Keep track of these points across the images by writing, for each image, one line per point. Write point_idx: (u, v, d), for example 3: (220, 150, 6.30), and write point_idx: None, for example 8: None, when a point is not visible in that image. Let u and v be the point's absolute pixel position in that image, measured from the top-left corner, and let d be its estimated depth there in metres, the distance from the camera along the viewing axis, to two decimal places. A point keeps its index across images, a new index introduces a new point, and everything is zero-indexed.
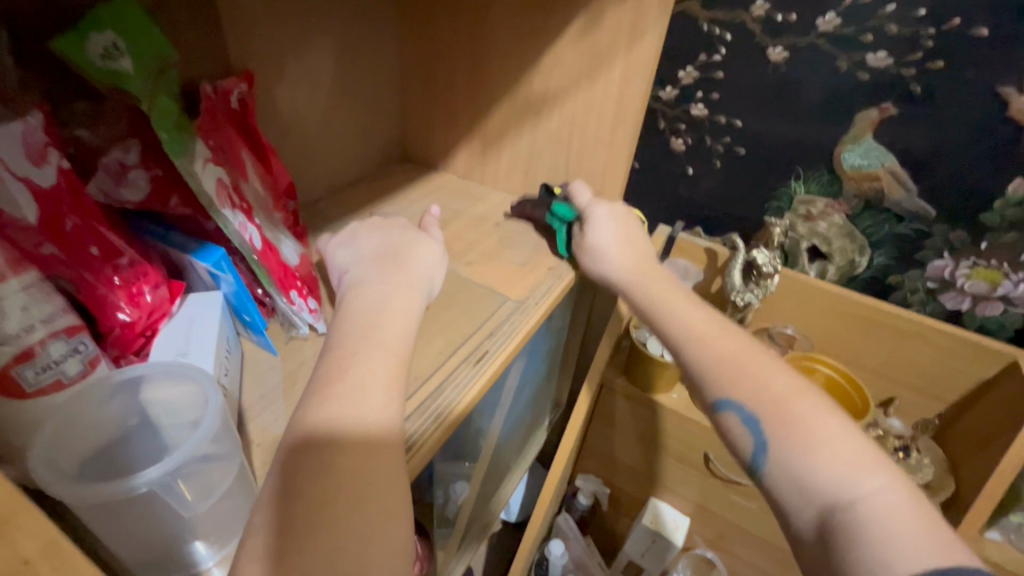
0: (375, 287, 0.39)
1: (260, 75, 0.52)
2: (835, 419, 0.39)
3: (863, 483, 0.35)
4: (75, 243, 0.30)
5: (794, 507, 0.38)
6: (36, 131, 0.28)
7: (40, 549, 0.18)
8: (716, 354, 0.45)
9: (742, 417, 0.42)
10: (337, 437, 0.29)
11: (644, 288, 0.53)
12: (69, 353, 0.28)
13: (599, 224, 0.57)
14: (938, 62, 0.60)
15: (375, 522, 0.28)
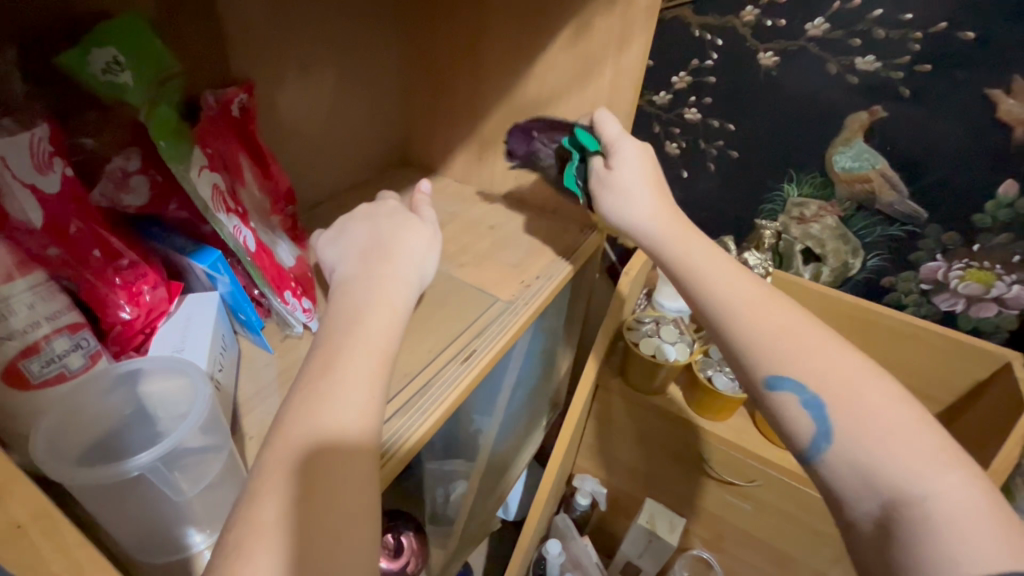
0: (362, 284, 0.40)
1: (262, 84, 0.54)
2: (909, 407, 0.37)
3: (935, 480, 0.33)
4: (78, 245, 0.32)
5: (855, 497, 0.36)
6: (42, 141, 0.30)
7: (33, 514, 0.20)
8: (769, 328, 0.42)
9: (805, 398, 0.39)
10: (317, 435, 0.31)
11: (679, 249, 0.50)
12: (73, 348, 0.30)
13: (624, 175, 0.54)
14: (926, 65, 0.61)
15: (350, 517, 0.30)
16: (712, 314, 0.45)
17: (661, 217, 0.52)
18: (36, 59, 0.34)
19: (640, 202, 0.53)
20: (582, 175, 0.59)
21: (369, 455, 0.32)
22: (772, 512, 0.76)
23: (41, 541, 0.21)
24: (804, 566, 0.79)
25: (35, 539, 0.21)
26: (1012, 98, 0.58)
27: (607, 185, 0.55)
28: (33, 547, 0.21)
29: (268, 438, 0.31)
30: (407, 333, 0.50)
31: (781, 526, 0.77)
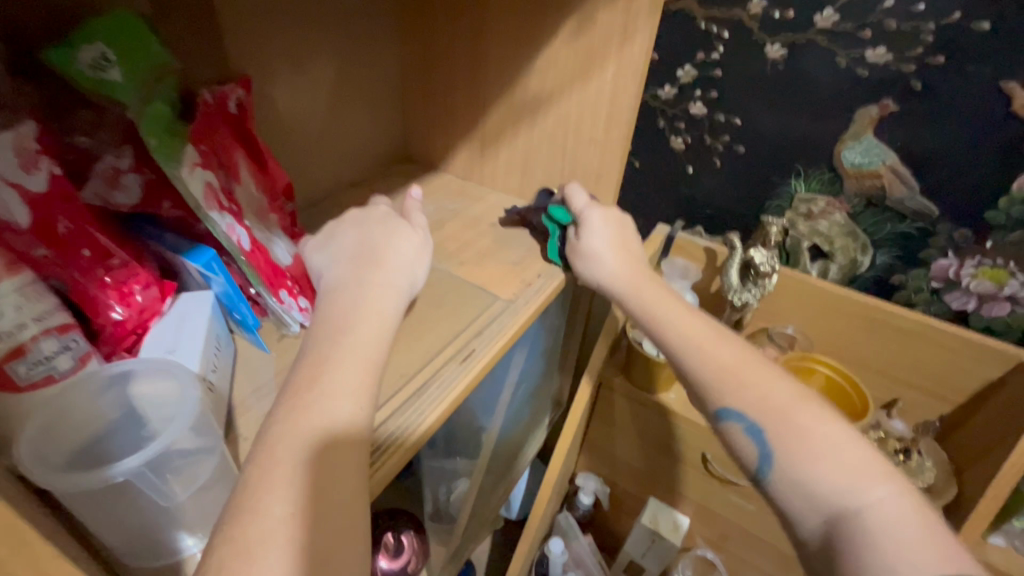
0: (350, 293, 0.39)
1: (259, 80, 0.53)
2: (843, 425, 0.40)
3: (869, 493, 0.36)
4: (66, 245, 0.32)
5: (800, 516, 0.38)
6: (27, 139, 0.29)
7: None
8: (716, 363, 0.45)
9: (746, 425, 0.42)
10: (301, 455, 0.30)
11: (639, 291, 0.52)
12: (61, 349, 0.30)
13: (590, 225, 0.57)
14: (938, 57, 0.59)
15: (336, 538, 0.29)
16: (678, 372, 0.47)
17: (624, 263, 0.54)
18: (23, 60, 0.33)
19: (608, 259, 0.54)
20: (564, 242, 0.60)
21: (356, 473, 0.31)
22: (777, 513, 0.75)
23: None
24: None
25: None
26: None
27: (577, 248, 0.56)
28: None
29: (248, 458, 0.31)
30: (406, 333, 0.50)
31: (786, 527, 0.76)
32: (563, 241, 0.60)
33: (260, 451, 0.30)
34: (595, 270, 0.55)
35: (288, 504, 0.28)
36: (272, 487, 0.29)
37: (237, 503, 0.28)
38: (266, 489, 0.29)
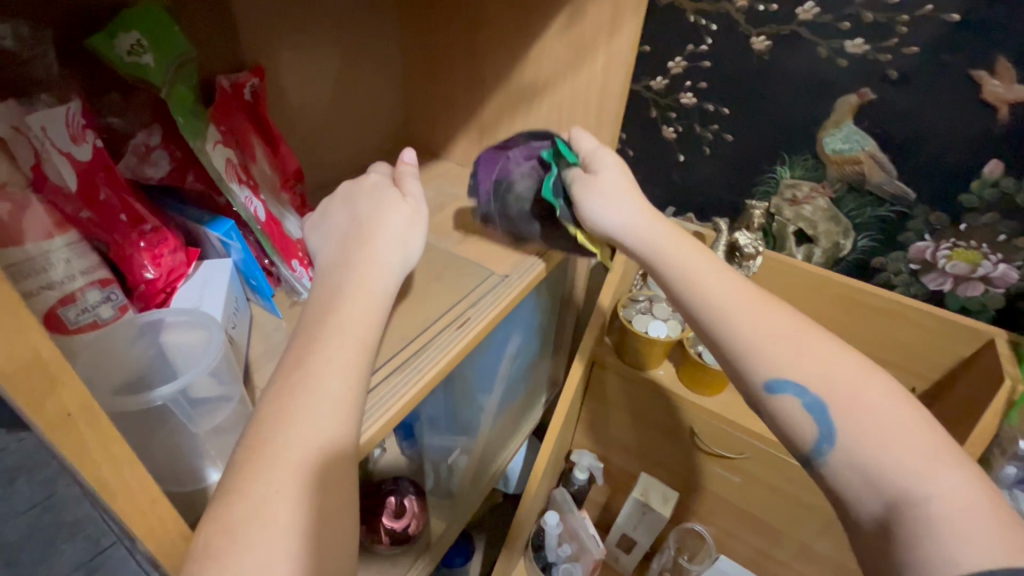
0: (341, 281, 0.42)
1: (271, 70, 0.57)
2: (911, 410, 0.40)
3: (938, 480, 0.36)
4: (106, 209, 0.36)
5: (858, 497, 0.40)
6: (75, 115, 0.34)
7: (79, 408, 0.22)
8: (766, 331, 0.45)
9: (807, 401, 0.43)
10: (293, 434, 0.33)
11: (668, 248, 0.51)
12: (104, 300, 0.34)
13: (607, 171, 0.56)
14: (912, 47, 0.62)
15: (325, 511, 0.32)
16: (721, 342, 0.47)
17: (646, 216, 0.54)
18: (68, 49, 0.37)
19: (625, 207, 0.54)
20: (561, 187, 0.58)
21: (343, 450, 0.34)
22: (761, 485, 0.79)
23: (87, 433, 0.23)
24: (793, 538, 0.81)
25: (83, 429, 0.23)
26: (997, 79, 0.60)
27: (591, 192, 0.55)
28: (80, 439, 0.23)
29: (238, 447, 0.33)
30: (406, 303, 0.54)
31: (770, 499, 0.80)
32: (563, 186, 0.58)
33: (252, 436, 0.33)
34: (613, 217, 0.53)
35: (276, 483, 0.31)
36: (267, 468, 0.31)
37: (234, 482, 0.31)
38: (253, 471, 0.31)
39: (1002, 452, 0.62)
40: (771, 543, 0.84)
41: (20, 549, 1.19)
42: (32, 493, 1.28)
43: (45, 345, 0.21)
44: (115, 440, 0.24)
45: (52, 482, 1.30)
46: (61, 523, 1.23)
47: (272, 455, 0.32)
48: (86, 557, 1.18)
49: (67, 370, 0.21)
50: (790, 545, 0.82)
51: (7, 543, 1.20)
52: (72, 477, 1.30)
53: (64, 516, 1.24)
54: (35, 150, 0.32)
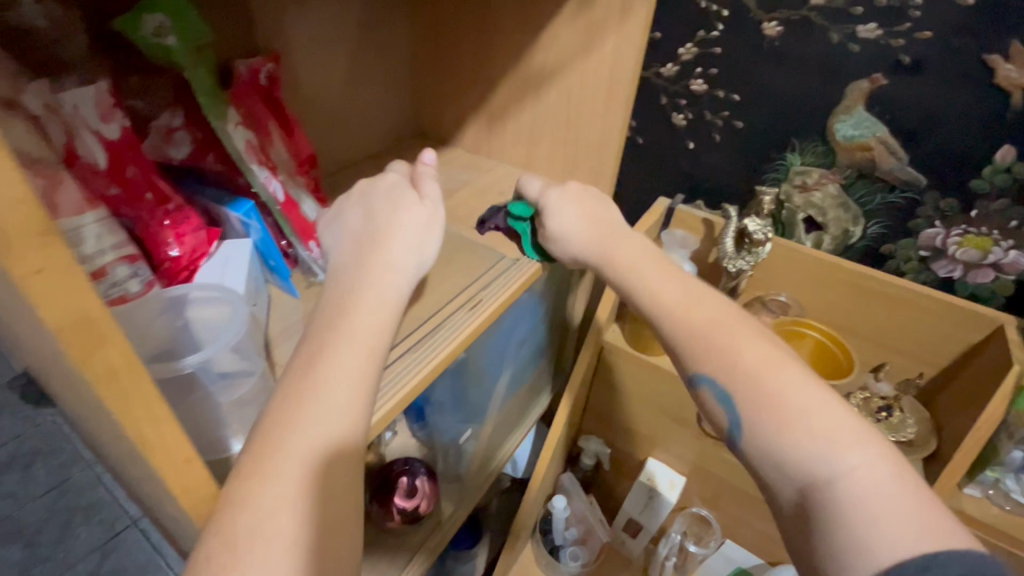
0: (354, 281, 0.41)
1: (287, 55, 0.58)
2: (809, 385, 0.40)
3: (842, 461, 0.36)
4: (133, 187, 0.37)
5: (775, 483, 0.39)
6: (105, 94, 0.35)
7: (123, 364, 0.23)
8: (687, 327, 0.44)
9: (717, 392, 0.42)
10: (300, 443, 0.32)
11: (612, 254, 0.51)
12: (132, 275, 0.36)
13: (554, 210, 0.54)
14: (925, 32, 0.62)
15: (330, 519, 0.32)
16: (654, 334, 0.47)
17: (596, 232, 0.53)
18: (100, 36, 0.40)
19: (579, 237, 0.53)
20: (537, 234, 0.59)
21: (351, 457, 0.34)
22: None
23: (131, 388, 0.24)
24: None
25: (126, 385, 0.24)
26: (1010, 63, 0.60)
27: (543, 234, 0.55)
28: (124, 396, 0.24)
29: (244, 452, 0.33)
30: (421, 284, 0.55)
31: None
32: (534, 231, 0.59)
33: (257, 444, 0.32)
34: (562, 247, 0.54)
35: (281, 492, 0.31)
36: (273, 476, 0.31)
37: (240, 480, 0.31)
38: (261, 474, 0.31)
39: (1010, 437, 0.63)
40: (777, 528, 0.85)
41: (37, 532, 1.22)
42: (48, 479, 1.31)
43: (94, 303, 0.22)
44: (155, 397, 0.25)
45: (67, 467, 1.33)
46: (76, 507, 1.26)
47: (281, 460, 0.31)
48: (103, 540, 1.21)
49: (114, 325, 0.22)
50: None
51: (25, 526, 1.23)
52: (86, 463, 1.33)
53: (80, 500, 1.27)
54: (66, 127, 0.33)
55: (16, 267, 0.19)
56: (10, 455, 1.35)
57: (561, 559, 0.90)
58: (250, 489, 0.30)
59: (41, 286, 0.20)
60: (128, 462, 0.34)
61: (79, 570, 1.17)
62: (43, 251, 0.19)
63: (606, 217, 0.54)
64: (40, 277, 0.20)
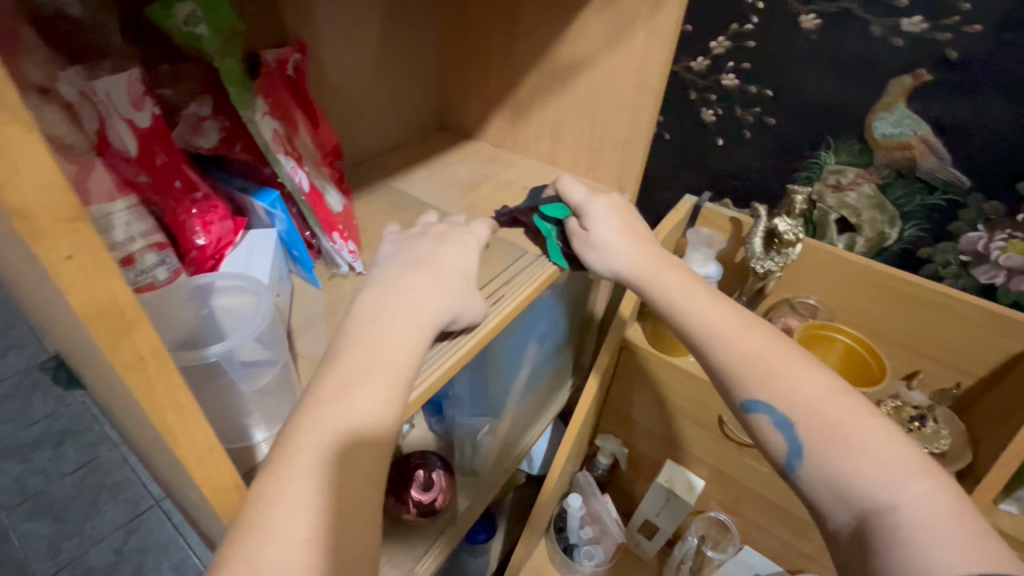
0: (394, 291, 0.41)
1: (313, 46, 0.58)
2: (875, 421, 0.41)
3: (907, 491, 0.37)
4: (163, 174, 0.38)
5: (830, 507, 0.41)
6: (136, 81, 0.35)
7: (150, 352, 0.23)
8: (741, 355, 0.46)
9: (775, 419, 0.44)
10: (321, 468, 0.31)
11: (659, 275, 0.52)
12: (160, 262, 0.37)
13: (597, 216, 0.55)
14: (975, 25, 0.59)
15: (354, 535, 0.31)
16: (704, 362, 0.48)
17: (639, 249, 0.54)
18: (136, 26, 0.40)
19: (621, 246, 0.54)
20: (563, 242, 0.59)
21: (376, 455, 0.34)
22: None
23: (157, 377, 0.24)
24: (821, 532, 0.80)
25: (152, 373, 0.24)
26: None
27: (586, 239, 0.55)
28: (150, 382, 0.24)
29: (263, 470, 0.31)
30: None
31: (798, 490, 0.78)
32: (563, 239, 0.58)
33: (269, 468, 0.31)
34: (606, 260, 0.54)
35: (307, 484, 0.30)
36: (291, 494, 0.30)
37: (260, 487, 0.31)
38: (286, 465, 0.31)
39: None
40: (798, 535, 0.83)
41: (65, 508, 1.26)
42: (77, 456, 1.35)
43: (123, 291, 0.21)
44: (180, 385, 0.25)
45: (95, 447, 1.37)
46: (103, 486, 1.30)
47: (308, 452, 0.31)
48: (128, 518, 1.25)
49: (140, 314, 0.22)
50: (818, 539, 0.81)
51: (54, 501, 1.27)
52: (113, 443, 1.37)
53: (107, 478, 1.31)
54: (98, 114, 0.34)
55: (47, 252, 0.19)
56: (42, 433, 1.39)
57: (576, 558, 0.89)
58: (280, 466, 0.31)
59: (72, 272, 0.20)
60: (153, 448, 0.34)
61: (105, 546, 1.20)
62: (73, 236, 0.19)
63: (648, 241, 0.55)
64: (71, 263, 0.20)
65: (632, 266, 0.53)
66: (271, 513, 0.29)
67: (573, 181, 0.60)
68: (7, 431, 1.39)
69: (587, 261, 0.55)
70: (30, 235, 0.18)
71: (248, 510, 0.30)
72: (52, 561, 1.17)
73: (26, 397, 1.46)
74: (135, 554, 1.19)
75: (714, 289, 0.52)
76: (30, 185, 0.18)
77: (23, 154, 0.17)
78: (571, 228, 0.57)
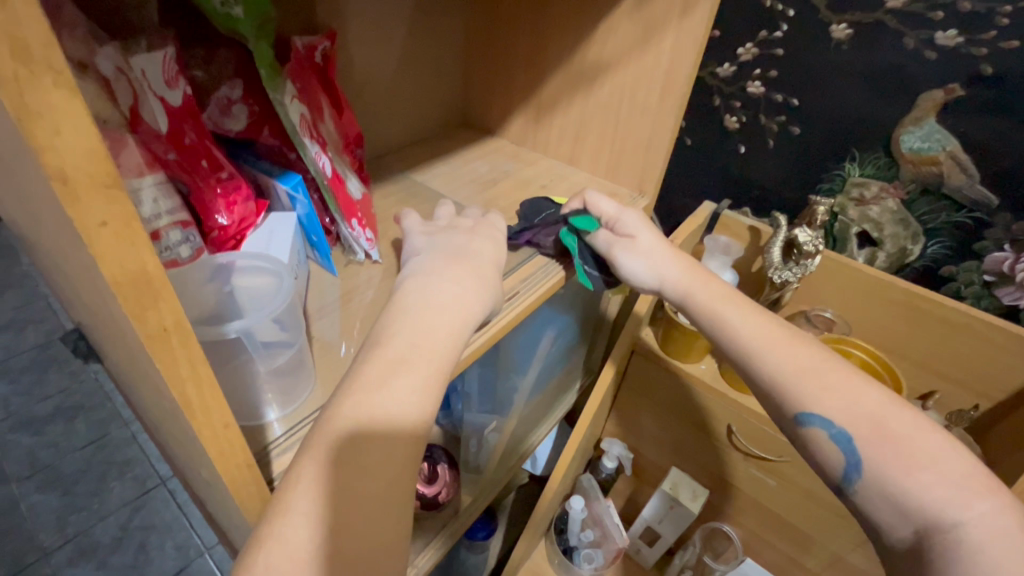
0: (430, 281, 0.41)
1: (342, 36, 0.58)
2: (938, 439, 0.40)
3: (971, 509, 0.36)
4: (191, 153, 0.39)
5: (890, 522, 0.40)
6: (171, 60, 0.36)
7: (174, 324, 0.24)
8: (795, 367, 0.45)
9: (833, 433, 0.42)
10: (364, 456, 0.32)
11: (692, 282, 0.52)
12: (183, 240, 0.38)
13: (628, 227, 0.55)
14: (1012, 42, 0.58)
15: (382, 521, 0.31)
16: (743, 372, 0.48)
17: (672, 260, 0.54)
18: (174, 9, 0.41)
19: (652, 253, 0.54)
20: (589, 257, 0.56)
21: (413, 448, 0.34)
22: (798, 489, 0.76)
23: (180, 348, 0.24)
24: (827, 549, 0.79)
25: (175, 345, 0.24)
26: None
27: (625, 250, 0.54)
28: (172, 354, 0.24)
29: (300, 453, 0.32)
30: None
31: (807, 506, 0.77)
32: (590, 254, 0.56)
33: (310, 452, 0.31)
34: (644, 268, 0.53)
35: (339, 473, 0.31)
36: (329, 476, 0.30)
37: (296, 470, 0.31)
38: (319, 455, 0.31)
39: None
40: (802, 552, 0.82)
41: (74, 482, 1.28)
42: (88, 432, 1.37)
43: (153, 262, 0.22)
44: (201, 357, 0.25)
45: (105, 424, 1.39)
46: (110, 462, 1.32)
47: (350, 444, 0.31)
48: (134, 495, 1.27)
49: (166, 286, 0.23)
50: (822, 556, 0.80)
51: (64, 475, 1.29)
52: (124, 421, 1.39)
53: (116, 455, 1.33)
54: (133, 90, 0.35)
55: (82, 217, 0.19)
56: (55, 407, 1.42)
57: (575, 561, 0.89)
58: (318, 450, 0.31)
59: (105, 238, 0.20)
60: (169, 421, 0.35)
61: (111, 521, 1.22)
62: (108, 205, 0.20)
63: (680, 253, 0.55)
64: (105, 230, 0.20)
65: (664, 275, 0.53)
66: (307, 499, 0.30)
67: (599, 196, 0.58)
68: (21, 404, 1.42)
69: (616, 267, 0.54)
70: (67, 199, 0.19)
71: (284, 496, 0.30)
72: (59, 533, 1.20)
73: (41, 370, 1.49)
74: (140, 532, 1.21)
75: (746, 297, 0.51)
76: (70, 150, 0.18)
77: (67, 121, 0.18)
78: (601, 241, 0.55)
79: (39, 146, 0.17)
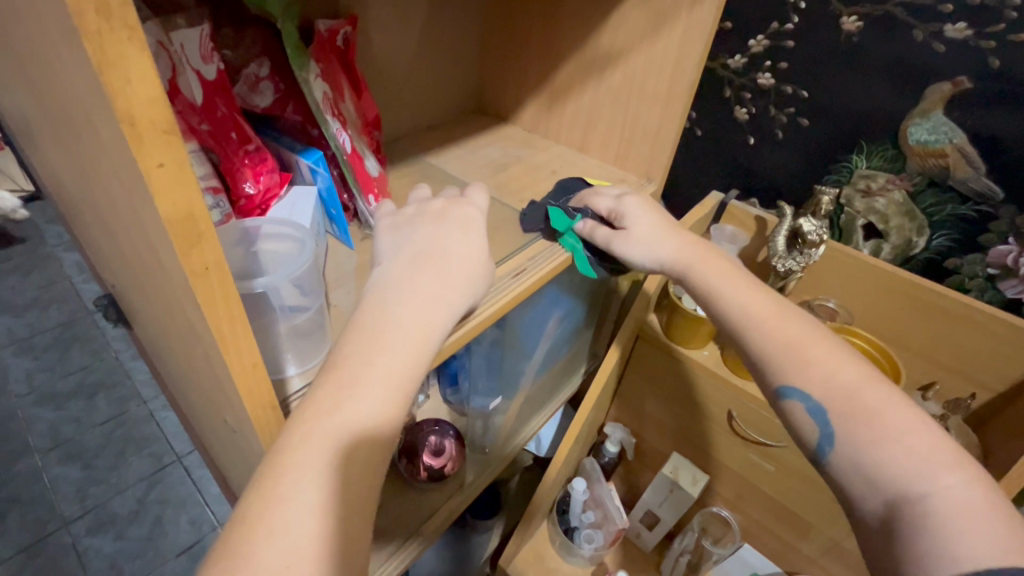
0: (391, 290, 0.40)
1: (363, 21, 0.61)
2: (908, 413, 0.42)
3: (939, 481, 0.38)
4: (222, 124, 0.41)
5: (859, 493, 0.42)
6: (207, 38, 0.38)
7: (214, 264, 0.26)
8: (782, 345, 0.47)
9: (810, 406, 0.45)
10: (317, 482, 0.31)
11: (693, 264, 0.53)
12: (214, 206, 0.42)
13: (629, 212, 0.57)
14: (1020, 35, 0.58)
15: (352, 526, 0.32)
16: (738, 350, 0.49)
17: (670, 244, 0.55)
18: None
19: (651, 237, 0.55)
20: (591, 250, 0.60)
21: (373, 463, 0.34)
22: (796, 475, 0.78)
23: (218, 285, 0.27)
24: (824, 535, 0.80)
25: (214, 282, 0.27)
26: None
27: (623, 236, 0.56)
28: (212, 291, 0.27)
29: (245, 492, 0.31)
30: None
31: (803, 491, 0.79)
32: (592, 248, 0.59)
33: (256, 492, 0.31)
34: (645, 253, 0.55)
35: (323, 488, 0.31)
36: (281, 504, 0.30)
37: (246, 505, 0.31)
38: (267, 495, 0.31)
39: None
40: (799, 537, 0.83)
41: (95, 456, 1.33)
42: (108, 408, 1.42)
43: (198, 205, 0.24)
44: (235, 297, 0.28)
45: (124, 401, 1.44)
46: (129, 438, 1.37)
47: (301, 472, 0.31)
48: (151, 471, 1.31)
49: (209, 229, 0.25)
50: (819, 542, 0.81)
51: (86, 448, 1.34)
52: (143, 400, 1.44)
53: (134, 432, 1.38)
54: (172, 63, 0.37)
55: (144, 157, 0.22)
56: (77, 383, 1.47)
57: (576, 540, 0.91)
58: (268, 487, 0.31)
59: (162, 178, 0.23)
60: (202, 369, 0.38)
61: (129, 494, 1.27)
62: (166, 148, 0.22)
63: (684, 231, 0.57)
64: (161, 170, 0.22)
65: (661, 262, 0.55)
66: (259, 533, 0.29)
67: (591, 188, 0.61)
68: (45, 380, 1.47)
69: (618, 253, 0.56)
70: (133, 140, 0.21)
71: (234, 541, 0.30)
72: (80, 504, 1.25)
73: (65, 349, 1.55)
74: (156, 505, 1.26)
75: (746, 274, 0.53)
76: (137, 97, 0.21)
77: (135, 69, 0.20)
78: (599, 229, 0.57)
79: (112, 91, 0.20)
